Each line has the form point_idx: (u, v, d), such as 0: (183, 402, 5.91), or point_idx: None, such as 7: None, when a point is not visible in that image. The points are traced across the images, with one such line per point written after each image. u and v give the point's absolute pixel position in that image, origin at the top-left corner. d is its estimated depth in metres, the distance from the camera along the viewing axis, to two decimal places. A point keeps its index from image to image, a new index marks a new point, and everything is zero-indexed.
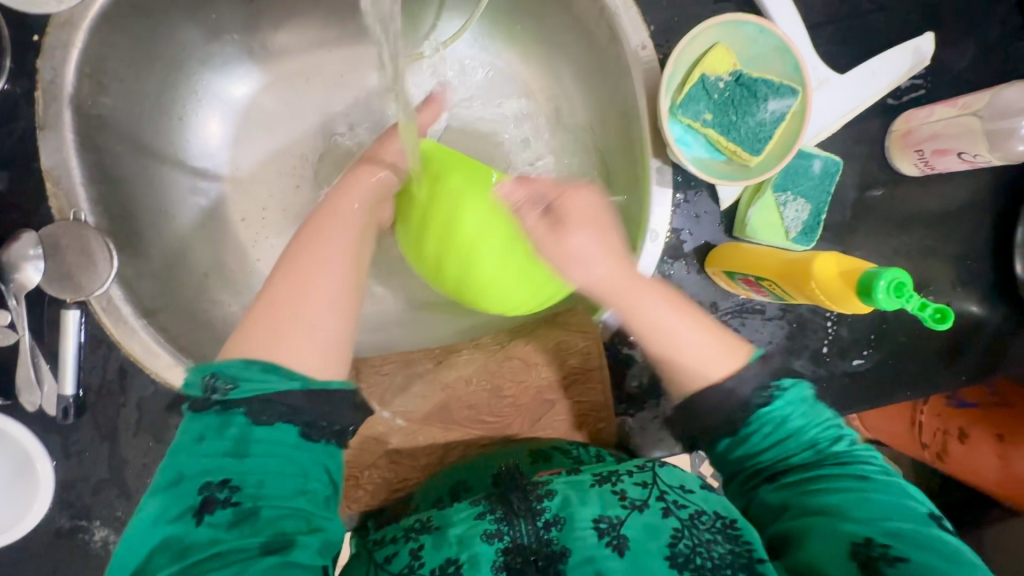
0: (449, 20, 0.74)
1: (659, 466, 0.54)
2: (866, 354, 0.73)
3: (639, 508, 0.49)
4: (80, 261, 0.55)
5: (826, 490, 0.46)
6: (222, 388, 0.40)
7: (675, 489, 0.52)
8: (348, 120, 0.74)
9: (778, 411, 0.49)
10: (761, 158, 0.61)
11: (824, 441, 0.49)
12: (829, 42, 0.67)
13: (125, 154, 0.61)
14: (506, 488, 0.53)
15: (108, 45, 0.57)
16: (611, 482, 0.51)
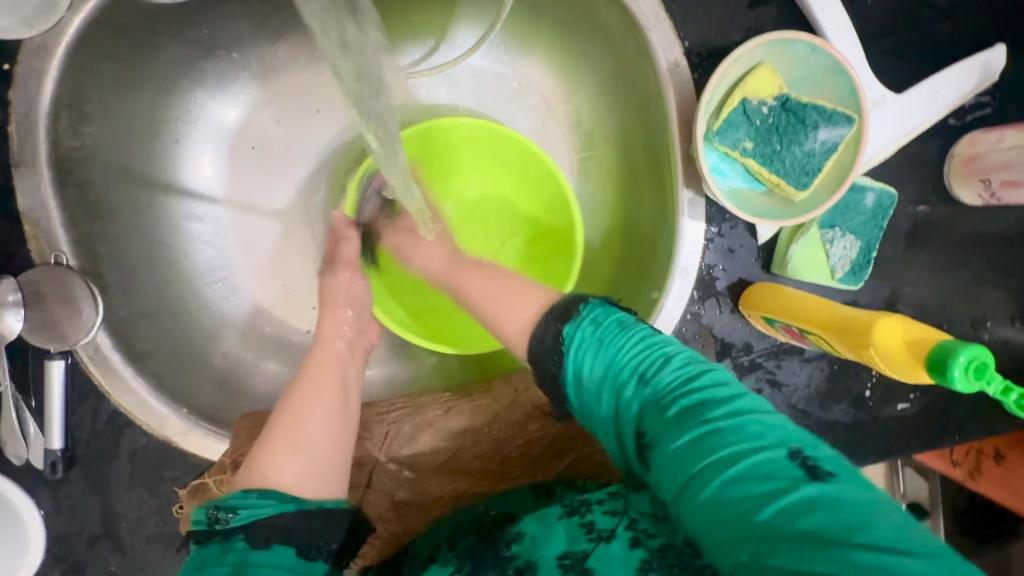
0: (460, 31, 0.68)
1: (634, 491, 0.45)
2: (912, 398, 0.68)
3: (607, 540, 0.41)
4: (63, 307, 0.51)
5: (680, 473, 0.36)
6: (225, 517, 0.40)
7: (649, 517, 0.42)
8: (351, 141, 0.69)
9: (586, 338, 0.45)
10: (808, 192, 0.54)
11: (649, 373, 0.42)
12: (887, 56, 0.60)
13: (111, 186, 0.56)
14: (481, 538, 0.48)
15: (88, 70, 0.52)
16: (580, 514, 0.44)
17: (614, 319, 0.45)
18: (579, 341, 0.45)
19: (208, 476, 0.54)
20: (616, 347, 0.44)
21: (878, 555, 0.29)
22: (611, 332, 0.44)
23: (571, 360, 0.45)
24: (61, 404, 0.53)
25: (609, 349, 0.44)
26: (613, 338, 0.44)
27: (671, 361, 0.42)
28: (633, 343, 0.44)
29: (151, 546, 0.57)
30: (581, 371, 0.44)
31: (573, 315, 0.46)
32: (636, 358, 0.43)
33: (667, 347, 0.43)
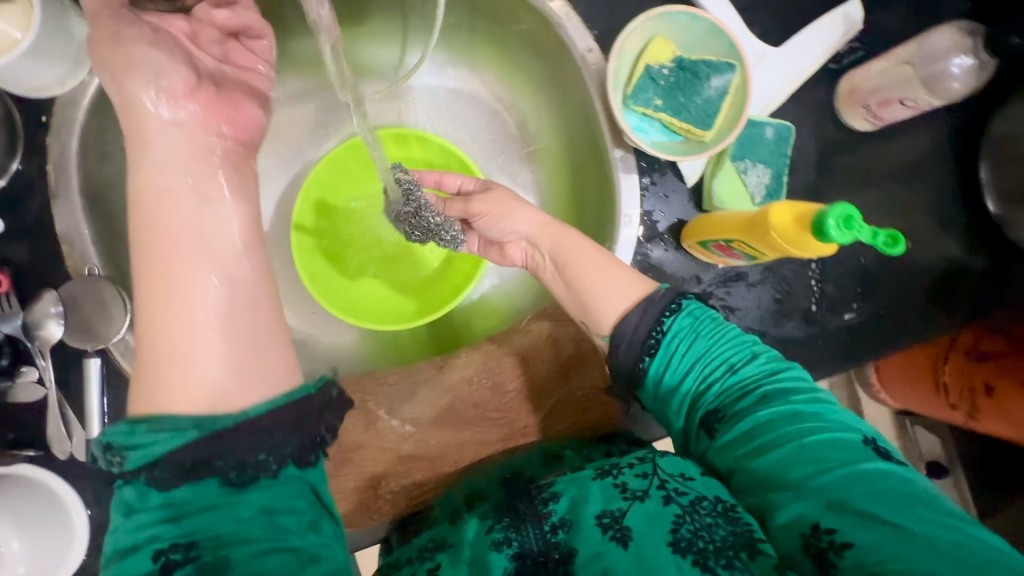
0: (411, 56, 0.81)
1: (660, 456, 0.53)
2: (856, 308, 0.75)
3: (640, 500, 0.49)
4: (97, 312, 0.60)
5: (759, 440, 0.47)
6: (116, 460, 0.39)
7: (675, 476, 0.50)
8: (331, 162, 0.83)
9: (686, 327, 0.53)
10: (715, 131, 0.65)
11: (741, 362, 0.52)
12: (764, 21, 0.72)
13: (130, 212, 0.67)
14: (514, 500, 0.55)
15: (108, 118, 0.63)
16: (612, 475, 0.52)
17: (709, 314, 0.54)
18: (667, 338, 0.53)
19: None
20: (709, 339, 0.53)
21: (931, 516, 0.41)
22: (705, 324, 0.53)
23: (666, 351, 0.53)
24: (98, 398, 0.60)
25: (703, 340, 0.53)
26: (700, 334, 0.53)
27: (757, 359, 0.52)
28: (729, 339, 0.53)
29: None
30: (666, 362, 0.53)
31: (674, 307, 0.53)
32: (724, 350, 0.52)
33: (754, 346, 0.53)
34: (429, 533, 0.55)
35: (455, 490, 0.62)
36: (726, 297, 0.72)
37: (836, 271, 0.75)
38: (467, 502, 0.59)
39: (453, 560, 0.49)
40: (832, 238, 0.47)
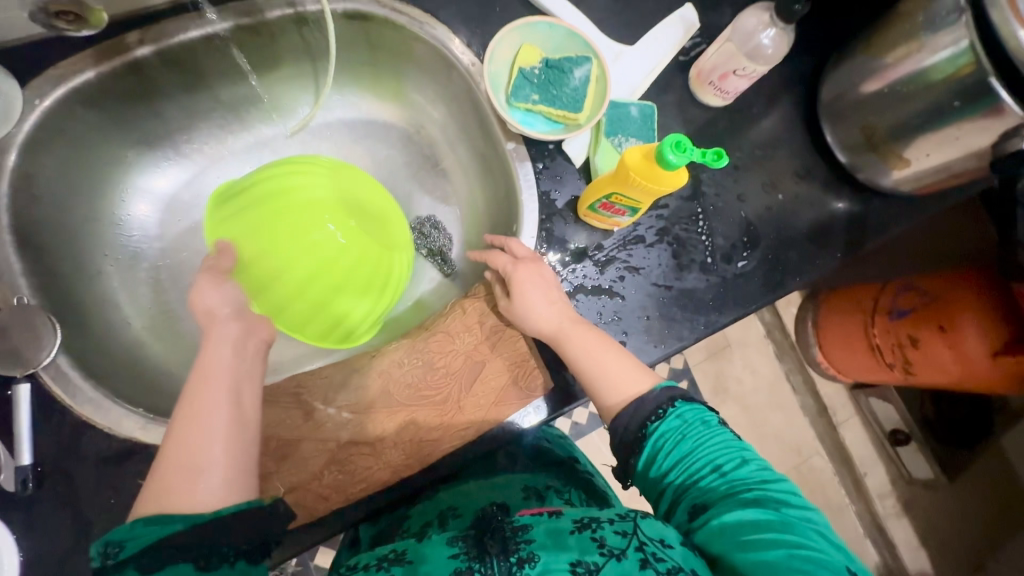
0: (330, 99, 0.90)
1: (641, 517, 0.59)
2: (747, 256, 0.84)
3: (616, 557, 0.55)
4: (25, 337, 0.62)
5: (735, 533, 0.54)
6: (114, 553, 0.46)
7: (654, 541, 0.56)
8: None
9: (675, 425, 0.60)
10: (585, 113, 0.76)
11: (729, 466, 0.58)
12: (619, 28, 0.85)
13: (61, 249, 0.72)
14: (485, 532, 0.59)
15: (36, 167, 0.69)
16: (590, 529, 0.58)
17: (700, 417, 0.61)
18: (660, 428, 0.61)
19: None
20: (698, 439, 0.60)
21: None
22: (692, 427, 0.60)
23: (654, 440, 0.60)
24: (28, 425, 0.62)
25: (690, 436, 0.60)
26: (692, 433, 0.60)
27: (744, 465, 0.59)
28: (722, 441, 0.60)
29: None
30: (654, 449, 0.60)
31: (661, 412, 0.61)
32: (710, 447, 0.59)
33: (742, 451, 0.60)
34: (394, 545, 0.63)
35: (429, 507, 0.76)
36: (629, 259, 0.80)
37: (724, 225, 0.84)
38: (439, 517, 0.73)
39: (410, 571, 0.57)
40: (671, 163, 0.58)
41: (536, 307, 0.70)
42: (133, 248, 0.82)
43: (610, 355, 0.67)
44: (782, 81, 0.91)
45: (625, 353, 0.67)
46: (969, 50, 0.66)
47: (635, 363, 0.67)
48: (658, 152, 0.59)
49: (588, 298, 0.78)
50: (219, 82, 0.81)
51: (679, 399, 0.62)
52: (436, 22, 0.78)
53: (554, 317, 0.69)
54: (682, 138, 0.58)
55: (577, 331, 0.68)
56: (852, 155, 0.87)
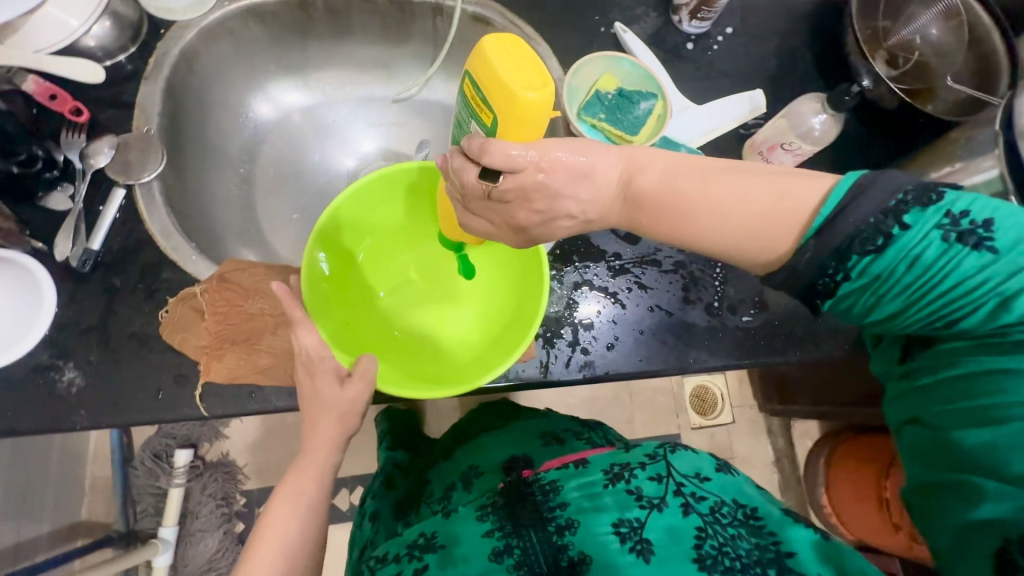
0: (437, 84, 1.06)
1: (672, 456, 0.67)
2: (753, 313, 0.87)
3: (657, 507, 0.60)
4: (139, 156, 0.76)
5: (951, 370, 0.51)
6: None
7: (691, 480, 0.64)
8: (358, 145, 1.06)
9: (898, 251, 0.50)
10: (640, 139, 0.86)
11: (971, 311, 0.49)
12: (691, 92, 0.98)
13: (190, 114, 0.88)
14: (514, 506, 0.68)
15: (202, 46, 0.86)
16: (625, 481, 0.64)
17: (940, 242, 0.49)
18: (855, 279, 0.52)
19: (197, 285, 0.72)
20: (920, 276, 0.50)
21: None
22: (923, 254, 0.50)
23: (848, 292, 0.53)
24: (109, 221, 0.74)
25: (915, 267, 0.50)
26: (905, 273, 0.50)
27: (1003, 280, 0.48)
28: (971, 268, 0.49)
29: (129, 342, 0.70)
30: (848, 296, 0.54)
31: (847, 265, 0.51)
32: (938, 279, 0.50)
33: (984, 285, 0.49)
34: (420, 530, 0.68)
35: (450, 471, 0.86)
36: (641, 275, 0.85)
37: (740, 277, 0.87)
38: (462, 479, 0.81)
39: (446, 556, 0.62)
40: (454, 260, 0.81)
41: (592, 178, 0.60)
42: (241, 139, 0.97)
43: (758, 194, 0.55)
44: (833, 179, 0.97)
45: (772, 179, 0.55)
46: (999, 178, 0.71)
47: (778, 194, 0.55)
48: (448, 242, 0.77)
49: (591, 294, 0.84)
50: (359, 39, 0.99)
51: (904, 217, 0.50)
52: (541, 41, 0.95)
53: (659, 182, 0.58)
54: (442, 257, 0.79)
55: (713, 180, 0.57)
56: None
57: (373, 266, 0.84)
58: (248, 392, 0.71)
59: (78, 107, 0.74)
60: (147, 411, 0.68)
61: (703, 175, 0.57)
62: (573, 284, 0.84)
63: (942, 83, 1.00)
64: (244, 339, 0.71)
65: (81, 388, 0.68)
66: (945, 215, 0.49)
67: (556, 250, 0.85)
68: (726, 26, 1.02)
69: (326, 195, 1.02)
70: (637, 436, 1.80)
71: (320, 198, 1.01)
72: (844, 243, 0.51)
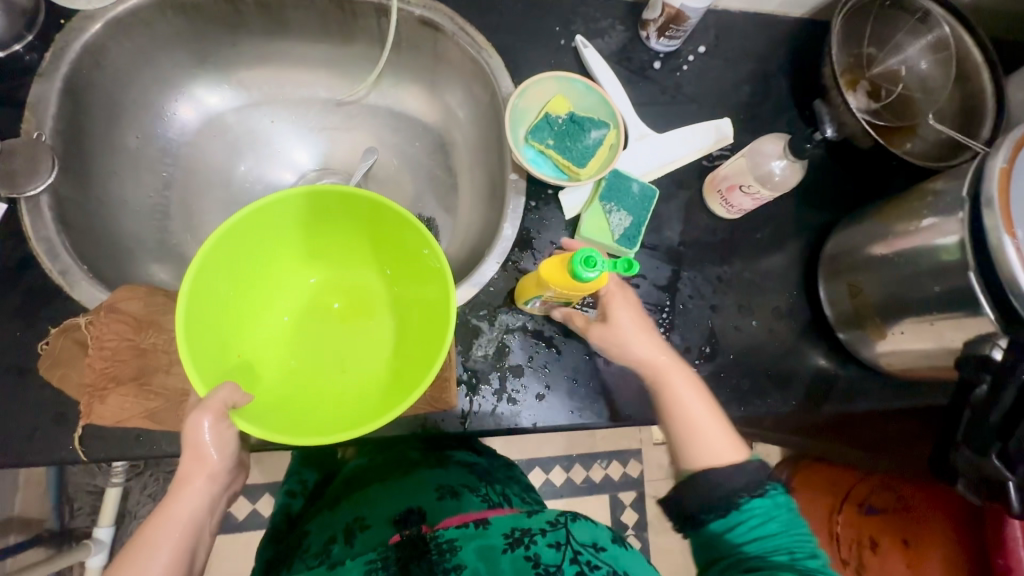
0: (385, 89, 0.98)
1: (571, 523, 0.75)
2: (698, 364, 0.83)
3: (551, 572, 0.68)
4: (26, 166, 0.68)
5: None
6: None
7: (587, 549, 0.72)
8: (295, 150, 0.98)
9: (758, 503, 0.60)
10: (589, 171, 0.80)
11: (803, 558, 0.57)
12: (654, 117, 0.91)
13: (97, 114, 0.79)
14: (409, 561, 0.70)
15: (111, 39, 0.78)
16: (524, 547, 0.71)
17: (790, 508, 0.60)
18: (739, 512, 0.60)
19: (82, 316, 0.66)
20: (786, 523, 0.60)
21: None
22: (780, 513, 0.60)
23: (744, 510, 0.60)
24: None
25: (777, 520, 0.60)
26: (772, 524, 0.59)
27: (816, 559, 0.58)
28: (803, 535, 0.60)
29: (4, 375, 0.64)
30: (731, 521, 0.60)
31: (761, 490, 0.60)
32: (791, 537, 0.59)
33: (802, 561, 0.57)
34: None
35: (333, 522, 0.84)
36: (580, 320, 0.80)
37: (686, 326, 0.83)
38: (345, 531, 0.80)
39: None
40: (584, 279, 0.55)
41: (628, 332, 0.69)
42: (162, 140, 0.89)
43: (699, 404, 0.68)
44: (797, 220, 0.91)
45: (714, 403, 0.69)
46: (957, 245, 0.66)
47: (712, 408, 0.68)
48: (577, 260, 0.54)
49: (525, 338, 0.78)
50: (296, 37, 0.91)
51: (769, 485, 0.61)
52: (493, 53, 0.86)
53: (648, 356, 0.69)
54: (590, 255, 0.54)
55: (676, 379, 0.68)
56: (838, 312, 0.85)
57: (273, 298, 0.77)
58: (136, 434, 0.65)
59: None
60: (18, 454, 0.63)
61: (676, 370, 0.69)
62: (507, 326, 0.78)
63: (925, 120, 0.94)
64: (132, 378, 0.65)
65: None
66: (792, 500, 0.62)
67: (492, 288, 0.79)
68: (699, 45, 0.95)
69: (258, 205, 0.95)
70: (596, 450, 1.78)
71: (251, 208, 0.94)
72: (726, 488, 0.61)
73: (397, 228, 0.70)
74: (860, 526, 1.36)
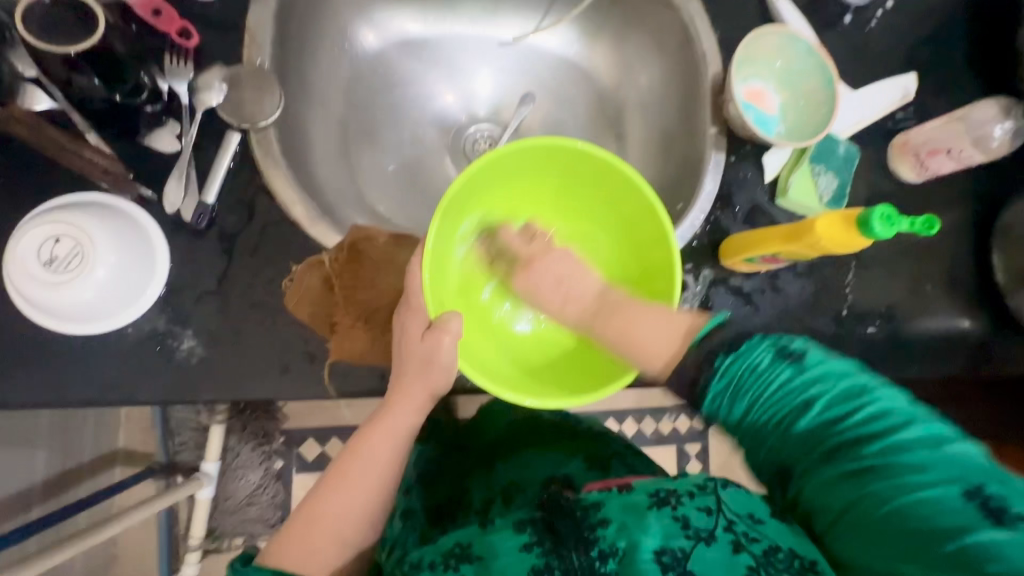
0: (556, 29, 0.94)
1: (724, 489, 0.54)
2: (877, 324, 0.85)
3: (705, 541, 0.49)
4: (255, 95, 0.65)
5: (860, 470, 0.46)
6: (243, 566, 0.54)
7: (744, 518, 0.51)
8: (459, 90, 0.94)
9: (743, 360, 0.50)
10: (788, 133, 0.81)
11: (807, 403, 0.48)
12: (841, 73, 0.89)
13: (294, 41, 0.76)
14: (556, 520, 0.55)
15: None
16: (670, 506, 0.52)
17: (750, 359, 0.50)
18: (719, 381, 0.50)
19: (326, 253, 0.65)
20: (756, 382, 0.49)
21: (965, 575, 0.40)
22: (743, 378, 0.50)
23: (713, 390, 0.51)
24: (222, 171, 0.65)
25: (781, 383, 0.49)
26: (750, 381, 0.50)
27: (813, 385, 0.48)
28: (807, 382, 0.49)
29: (252, 312, 0.63)
30: (715, 398, 0.51)
31: (713, 369, 0.51)
32: (764, 386, 0.49)
33: (809, 386, 0.48)
34: (457, 536, 0.58)
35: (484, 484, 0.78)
36: (775, 279, 0.81)
37: (867, 288, 0.86)
38: (504, 492, 0.73)
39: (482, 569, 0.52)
40: (877, 233, 0.55)
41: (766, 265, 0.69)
42: (343, 73, 0.85)
43: None
44: (971, 188, 0.91)
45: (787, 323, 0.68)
46: None
47: None
48: (867, 217, 0.56)
49: (727, 294, 0.79)
50: None
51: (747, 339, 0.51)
52: None
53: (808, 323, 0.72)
54: (891, 209, 0.55)
55: None
56: (1011, 277, 0.86)
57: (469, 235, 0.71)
58: (380, 373, 0.65)
59: (185, 27, 0.63)
60: (273, 388, 0.63)
61: None
62: (710, 281, 0.79)
63: None
64: (375, 318, 0.66)
65: (201, 358, 0.62)
66: (777, 344, 0.50)
67: (694, 243, 0.80)
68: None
69: (424, 148, 0.92)
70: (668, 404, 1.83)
71: (416, 148, 0.91)
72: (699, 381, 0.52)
73: (563, 160, 0.66)
74: None
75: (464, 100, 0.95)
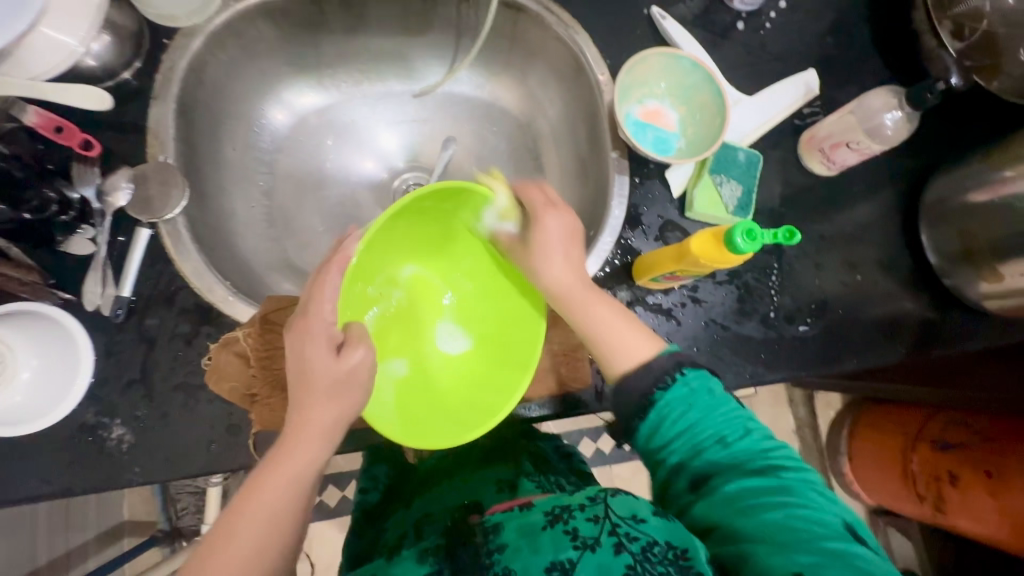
0: (464, 78, 0.98)
1: (612, 497, 0.58)
2: (810, 322, 0.85)
3: (592, 548, 0.54)
4: (160, 189, 0.70)
5: (760, 496, 0.53)
6: None
7: (626, 520, 0.55)
8: (378, 147, 0.98)
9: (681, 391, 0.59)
10: (684, 149, 0.85)
11: (729, 437, 0.57)
12: (742, 80, 0.90)
13: (204, 130, 0.81)
14: (458, 544, 0.61)
15: (210, 55, 0.79)
16: (563, 521, 0.56)
17: (704, 388, 0.59)
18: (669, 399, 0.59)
19: (239, 329, 0.68)
20: (700, 407, 0.58)
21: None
22: (696, 400, 0.58)
23: (657, 417, 0.58)
24: (137, 265, 0.69)
25: (702, 404, 0.58)
26: (696, 404, 0.58)
27: (742, 429, 0.58)
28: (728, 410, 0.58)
29: (175, 394, 0.67)
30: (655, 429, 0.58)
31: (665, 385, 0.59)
32: (694, 412, 0.58)
33: (746, 420, 0.58)
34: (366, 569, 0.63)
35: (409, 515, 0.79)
36: (695, 291, 0.82)
37: (795, 287, 0.86)
38: (416, 525, 0.74)
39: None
40: (739, 249, 0.58)
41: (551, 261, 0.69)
42: (260, 149, 0.90)
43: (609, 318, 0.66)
44: (892, 172, 0.91)
45: (616, 309, 0.66)
46: None
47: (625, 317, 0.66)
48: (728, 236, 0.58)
49: (646, 313, 0.80)
50: (373, 30, 0.90)
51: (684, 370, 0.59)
52: (579, 30, 0.86)
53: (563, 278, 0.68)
54: (752, 225, 0.58)
55: (591, 303, 0.67)
56: (943, 256, 0.85)
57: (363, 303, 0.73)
58: None
59: (88, 139, 0.68)
60: (202, 463, 0.67)
61: (590, 290, 0.68)
62: (627, 303, 0.80)
63: None
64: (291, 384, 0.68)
65: (131, 444, 0.66)
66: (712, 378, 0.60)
67: (608, 267, 0.81)
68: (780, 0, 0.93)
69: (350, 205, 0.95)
70: None
71: (342, 207, 0.95)
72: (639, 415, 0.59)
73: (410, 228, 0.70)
74: (934, 463, 1.28)
75: (385, 156, 0.99)
